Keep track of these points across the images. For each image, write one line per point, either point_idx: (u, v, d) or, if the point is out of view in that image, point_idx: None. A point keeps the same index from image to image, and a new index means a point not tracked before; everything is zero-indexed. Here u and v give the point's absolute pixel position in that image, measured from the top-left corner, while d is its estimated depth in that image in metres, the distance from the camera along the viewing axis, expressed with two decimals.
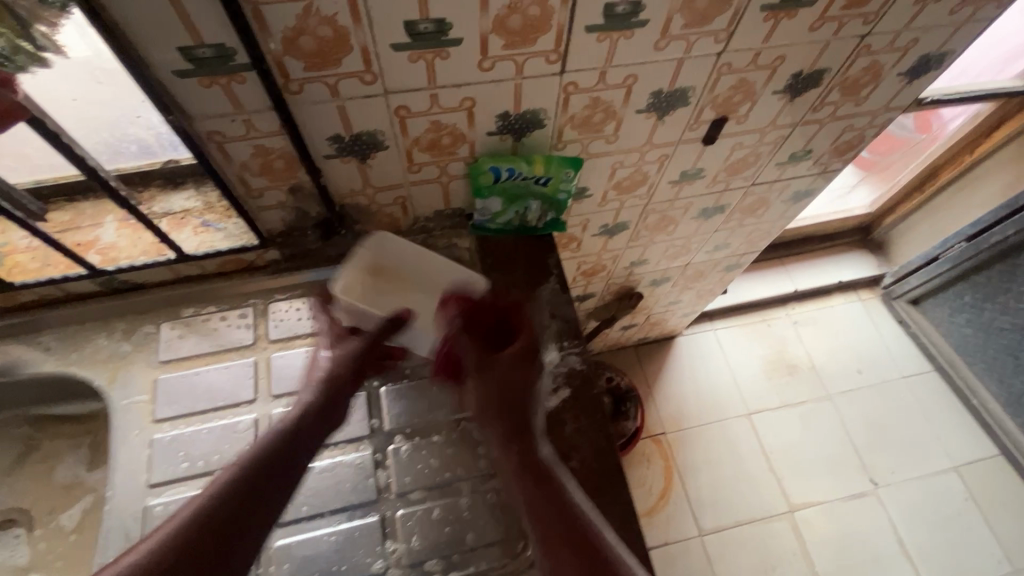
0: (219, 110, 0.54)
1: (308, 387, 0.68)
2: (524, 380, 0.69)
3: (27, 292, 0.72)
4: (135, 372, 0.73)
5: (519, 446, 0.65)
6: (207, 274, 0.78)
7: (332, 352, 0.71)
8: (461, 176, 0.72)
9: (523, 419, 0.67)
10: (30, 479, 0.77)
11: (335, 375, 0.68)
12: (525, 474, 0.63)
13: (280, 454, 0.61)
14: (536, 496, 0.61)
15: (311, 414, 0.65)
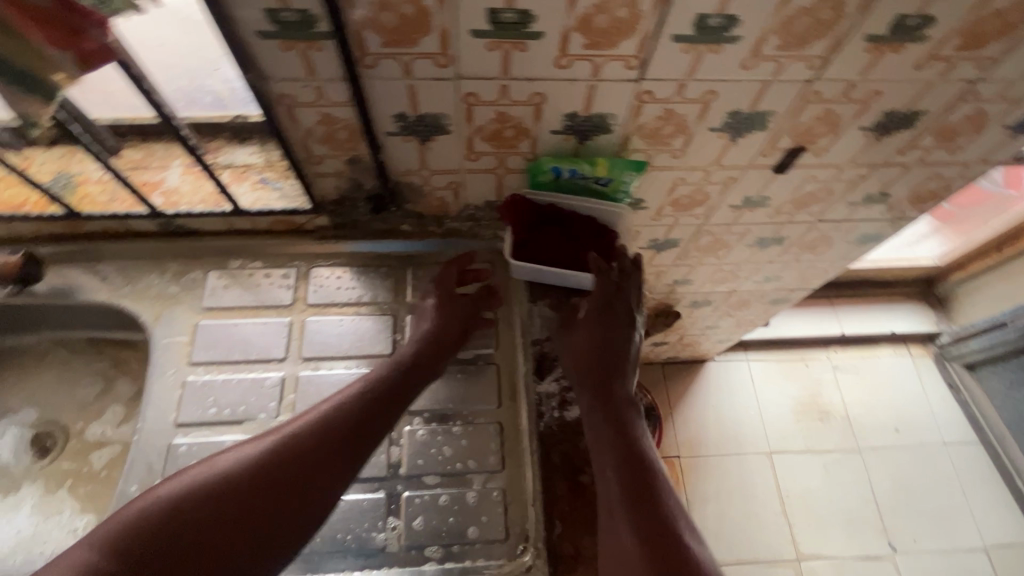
0: (295, 74, 0.55)
1: (407, 343, 0.72)
2: (617, 346, 0.73)
3: (93, 223, 0.76)
4: (178, 313, 0.76)
5: (603, 405, 0.69)
6: (257, 230, 0.80)
7: (436, 309, 0.74)
8: (518, 170, 0.71)
9: (609, 380, 0.71)
10: (71, 398, 0.82)
11: (434, 336, 0.72)
12: (604, 432, 0.67)
13: (376, 399, 0.65)
14: (610, 458, 0.65)
15: (410, 370, 0.69)
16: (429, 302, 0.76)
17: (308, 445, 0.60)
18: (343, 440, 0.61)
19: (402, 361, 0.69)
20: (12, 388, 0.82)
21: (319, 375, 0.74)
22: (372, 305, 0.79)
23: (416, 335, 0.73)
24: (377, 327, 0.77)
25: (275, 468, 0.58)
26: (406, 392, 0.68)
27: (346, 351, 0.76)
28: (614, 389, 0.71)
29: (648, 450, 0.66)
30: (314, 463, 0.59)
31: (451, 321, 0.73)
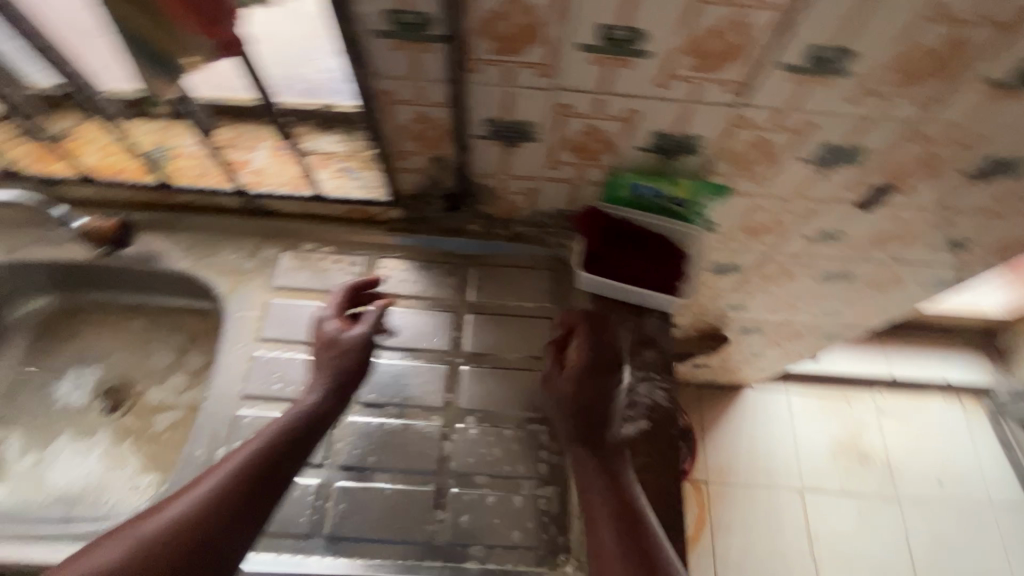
0: (401, 72, 0.56)
1: (312, 385, 0.67)
2: (603, 406, 0.67)
3: (184, 195, 0.81)
4: (252, 289, 0.79)
5: (590, 478, 0.62)
6: (333, 217, 0.83)
7: (341, 339, 0.69)
8: (595, 183, 0.71)
9: (594, 452, 0.64)
10: (141, 358, 0.86)
11: (341, 375, 0.67)
12: (594, 512, 0.60)
13: (285, 437, 0.61)
14: (606, 542, 0.57)
15: (319, 411, 0.64)
16: (325, 336, 0.70)
17: (212, 499, 0.54)
18: (254, 482, 0.57)
19: (306, 404, 0.65)
20: (88, 342, 0.87)
21: (379, 364, 0.75)
22: (434, 300, 0.80)
23: (317, 377, 0.67)
24: (437, 323, 0.78)
25: (176, 530, 0.51)
26: (312, 432, 0.63)
27: (406, 342, 0.77)
28: (600, 460, 0.64)
29: (646, 527, 0.58)
30: (217, 515, 0.53)
31: (352, 359, 0.69)
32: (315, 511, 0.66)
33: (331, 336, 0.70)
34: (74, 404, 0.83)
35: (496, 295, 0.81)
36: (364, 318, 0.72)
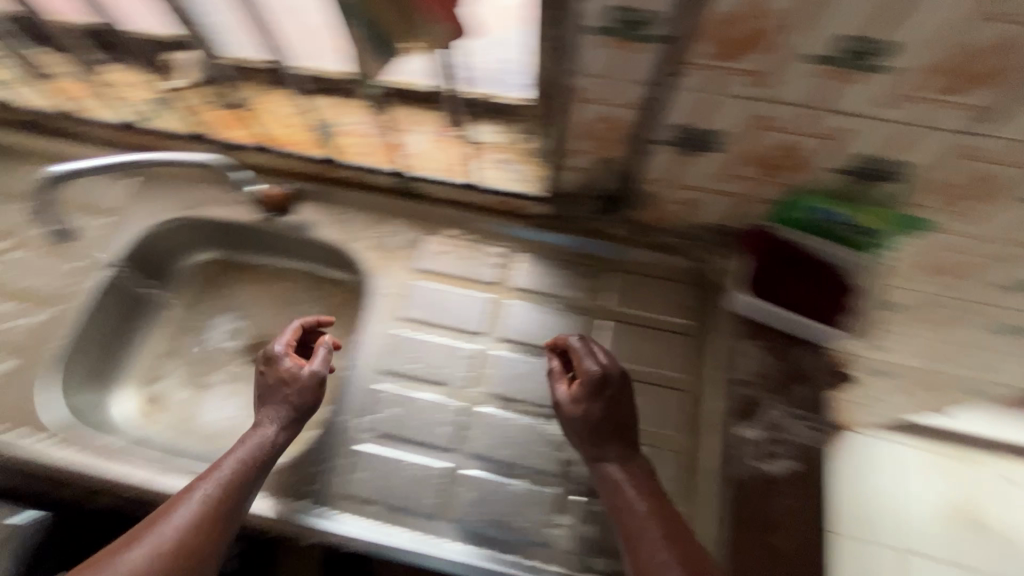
0: (604, 71, 0.55)
1: (266, 418, 0.66)
2: (621, 427, 0.64)
3: (346, 171, 0.85)
4: (396, 269, 0.83)
5: (619, 496, 0.60)
6: (478, 207, 0.85)
7: (296, 377, 0.68)
8: (766, 200, 0.67)
9: (616, 473, 0.62)
10: (282, 318, 0.92)
11: (295, 412, 0.67)
12: (629, 531, 0.58)
13: (252, 462, 0.62)
14: (647, 559, 0.55)
15: (278, 443, 0.64)
16: (280, 369, 0.68)
17: (206, 508, 0.57)
18: (224, 514, 0.58)
19: (265, 435, 0.64)
20: (239, 297, 0.93)
21: (511, 357, 0.77)
22: (568, 301, 0.81)
23: (271, 409, 0.67)
24: (569, 323, 0.79)
25: (183, 539, 0.54)
26: (269, 459, 0.64)
27: (538, 340, 0.78)
28: (624, 477, 0.62)
29: (685, 538, 0.57)
30: (218, 519, 0.57)
31: (306, 396, 0.68)
32: (443, 496, 0.68)
33: (288, 371, 0.68)
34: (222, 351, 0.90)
35: (632, 302, 0.80)
36: (319, 353, 0.71)
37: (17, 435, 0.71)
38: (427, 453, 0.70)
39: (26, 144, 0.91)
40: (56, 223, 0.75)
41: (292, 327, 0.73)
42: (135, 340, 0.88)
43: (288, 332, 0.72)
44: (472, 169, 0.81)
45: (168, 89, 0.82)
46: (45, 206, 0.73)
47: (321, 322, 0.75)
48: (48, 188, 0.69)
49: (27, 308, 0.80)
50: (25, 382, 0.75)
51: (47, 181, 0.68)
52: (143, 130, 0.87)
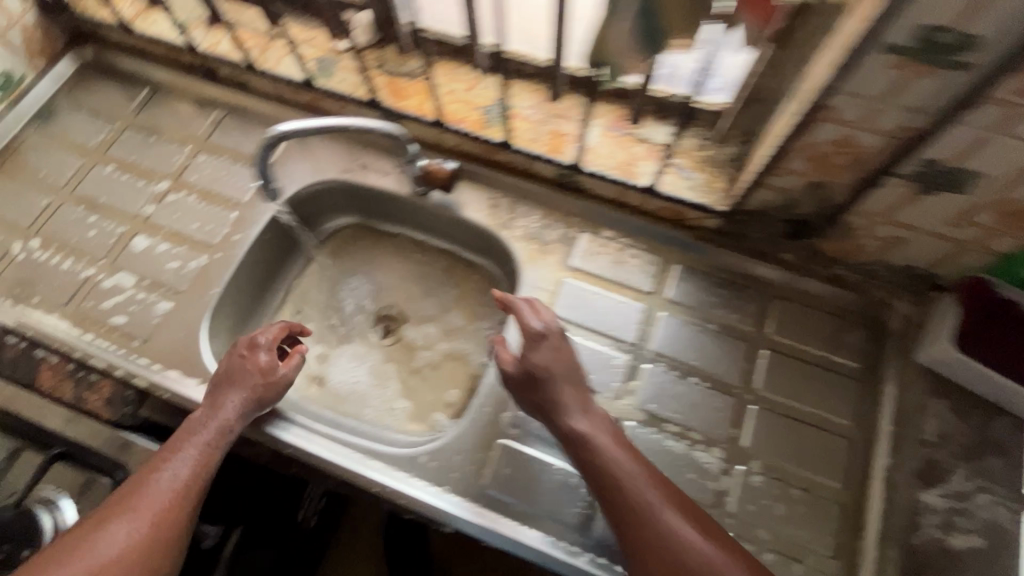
0: (878, 92, 0.50)
1: (225, 403, 0.68)
2: (569, 385, 0.64)
3: (508, 155, 0.81)
4: (549, 263, 0.80)
5: (587, 447, 0.60)
6: (636, 209, 0.81)
7: (258, 365, 0.70)
8: (996, 253, 0.61)
9: (580, 429, 0.61)
10: (413, 292, 0.92)
11: (257, 404, 0.69)
12: (604, 483, 0.58)
13: (216, 445, 0.65)
14: (625, 508, 0.56)
15: (236, 425, 0.67)
16: (257, 362, 0.70)
17: (185, 479, 0.62)
18: (193, 489, 0.62)
19: (226, 418, 0.67)
20: (373, 267, 0.93)
21: (662, 374, 0.73)
22: (727, 326, 0.76)
23: (237, 393, 0.68)
24: (728, 349, 0.74)
25: (164, 507, 0.59)
26: (229, 442, 0.67)
27: (692, 361, 0.74)
28: (589, 428, 0.61)
29: (654, 479, 0.58)
30: (195, 486, 0.62)
31: (275, 391, 0.70)
32: (587, 507, 0.66)
33: (264, 365, 0.70)
34: (356, 318, 0.91)
35: (797, 336, 0.75)
36: (294, 357, 0.74)
37: (177, 375, 0.73)
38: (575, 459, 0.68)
39: (198, 90, 0.94)
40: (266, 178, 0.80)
41: (280, 325, 0.74)
42: (276, 295, 0.90)
43: (273, 328, 0.73)
44: (644, 169, 0.76)
45: (346, 49, 0.86)
46: (263, 164, 0.77)
47: (303, 331, 0.76)
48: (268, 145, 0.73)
49: (187, 250, 0.82)
50: (183, 325, 0.77)
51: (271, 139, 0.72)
52: (308, 89, 0.87)
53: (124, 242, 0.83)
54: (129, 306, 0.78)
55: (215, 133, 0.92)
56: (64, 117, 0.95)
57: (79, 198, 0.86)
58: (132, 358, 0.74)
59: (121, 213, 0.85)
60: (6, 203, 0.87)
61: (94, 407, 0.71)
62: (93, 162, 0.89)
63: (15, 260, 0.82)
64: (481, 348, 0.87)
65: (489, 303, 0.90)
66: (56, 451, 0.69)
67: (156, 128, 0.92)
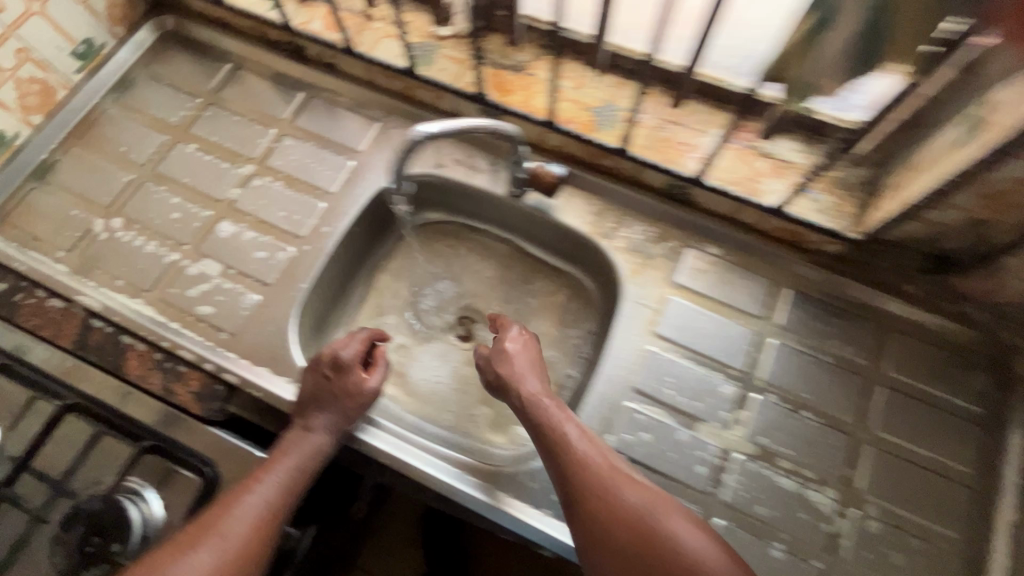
0: None
1: (316, 423, 0.67)
2: (529, 364, 0.70)
3: (617, 160, 0.76)
4: (654, 279, 0.76)
5: (533, 408, 0.65)
6: (752, 228, 0.77)
7: (358, 386, 0.69)
8: None
9: (534, 395, 0.66)
10: (495, 293, 0.87)
11: (348, 424, 0.68)
12: (551, 439, 0.62)
13: (308, 468, 0.64)
14: (569, 461, 0.60)
15: (330, 448, 0.66)
16: (348, 381, 0.68)
17: (278, 500, 0.61)
18: (287, 511, 0.61)
19: (319, 440, 0.66)
20: (454, 265, 0.89)
21: (773, 406, 0.69)
22: (842, 359, 0.72)
23: (329, 415, 0.67)
24: (843, 383, 0.70)
25: (258, 527, 0.58)
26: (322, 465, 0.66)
27: (805, 393, 0.70)
28: (540, 392, 0.66)
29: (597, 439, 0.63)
30: (285, 508, 0.61)
31: (364, 411, 0.69)
32: None
33: (354, 384, 0.69)
34: (436, 318, 0.88)
35: (917, 374, 0.71)
36: (379, 370, 0.72)
37: (267, 372, 0.71)
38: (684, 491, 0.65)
39: (284, 70, 0.90)
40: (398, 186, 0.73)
41: (361, 338, 0.73)
42: (356, 289, 0.86)
43: (356, 342, 0.72)
44: (768, 186, 0.72)
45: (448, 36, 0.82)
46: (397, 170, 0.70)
47: (382, 336, 0.75)
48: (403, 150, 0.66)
49: (275, 240, 0.79)
50: (273, 318, 0.74)
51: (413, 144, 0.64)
52: (403, 76, 0.82)
53: (209, 226, 0.80)
54: (215, 296, 0.75)
55: (301, 116, 0.88)
56: (143, 89, 0.91)
57: (162, 177, 0.83)
58: (220, 351, 0.72)
59: (205, 196, 0.82)
60: (86, 178, 0.84)
61: (183, 402, 0.69)
62: (176, 140, 0.86)
63: (95, 239, 0.79)
64: (566, 360, 0.83)
65: (575, 312, 0.85)
66: (145, 444, 0.65)
67: (240, 108, 0.89)
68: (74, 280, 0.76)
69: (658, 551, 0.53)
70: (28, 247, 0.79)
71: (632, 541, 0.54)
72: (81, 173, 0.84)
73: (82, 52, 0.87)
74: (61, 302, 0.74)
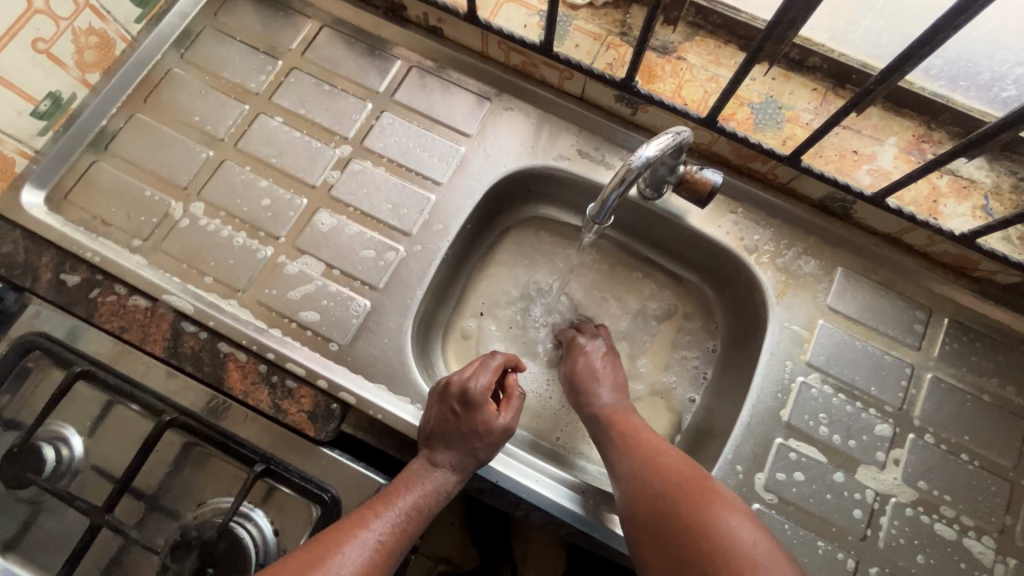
0: None
1: (443, 460, 0.60)
2: (601, 371, 0.70)
3: (775, 166, 0.68)
4: (804, 301, 0.70)
5: (602, 415, 0.67)
6: (915, 249, 0.70)
7: (491, 428, 0.62)
8: None
9: (598, 402, 0.68)
10: (609, 301, 0.80)
11: (475, 464, 0.62)
12: (612, 439, 0.64)
13: (426, 509, 0.58)
14: (620, 456, 0.62)
15: (449, 493, 0.60)
16: (476, 419, 0.61)
17: (389, 538, 0.55)
18: (396, 549, 0.55)
19: (440, 482, 0.60)
20: (565, 270, 0.81)
21: (929, 449, 0.65)
22: (1003, 401, 0.67)
23: (456, 453, 0.60)
24: (1004, 428, 0.66)
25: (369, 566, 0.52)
26: (440, 504, 0.60)
27: (963, 436, 0.66)
28: (608, 399, 0.68)
29: (656, 435, 0.63)
30: (395, 552, 0.55)
31: (493, 450, 0.63)
32: None
33: (485, 422, 0.61)
34: (543, 326, 0.79)
35: None
36: (511, 403, 0.65)
37: (384, 391, 0.65)
38: (841, 535, 0.63)
39: (377, 31, 0.79)
40: (598, 222, 0.61)
41: (492, 367, 0.65)
42: (459, 289, 0.79)
43: (487, 371, 0.64)
44: (949, 208, 0.65)
45: (582, 6, 0.71)
46: (602, 206, 0.59)
47: (515, 365, 0.67)
48: (615, 190, 0.56)
49: (382, 237, 0.70)
50: (388, 327, 0.67)
51: (631, 178, 0.54)
52: (525, 50, 0.71)
53: (306, 217, 0.71)
54: (319, 300, 0.68)
55: (400, 88, 0.76)
56: (209, 43, 0.78)
57: (245, 156, 0.73)
58: (330, 364, 0.65)
59: (296, 181, 0.72)
60: (154, 151, 0.73)
61: (296, 422, 0.62)
62: (257, 111, 0.75)
63: (177, 225, 0.70)
64: (687, 380, 0.77)
65: (697, 327, 0.79)
66: (259, 469, 0.58)
67: (328, 75, 0.77)
68: (158, 275, 0.68)
69: (693, 530, 0.52)
70: (97, 232, 0.70)
71: (661, 526, 0.54)
72: (147, 146, 0.73)
73: None
74: (145, 300, 0.66)
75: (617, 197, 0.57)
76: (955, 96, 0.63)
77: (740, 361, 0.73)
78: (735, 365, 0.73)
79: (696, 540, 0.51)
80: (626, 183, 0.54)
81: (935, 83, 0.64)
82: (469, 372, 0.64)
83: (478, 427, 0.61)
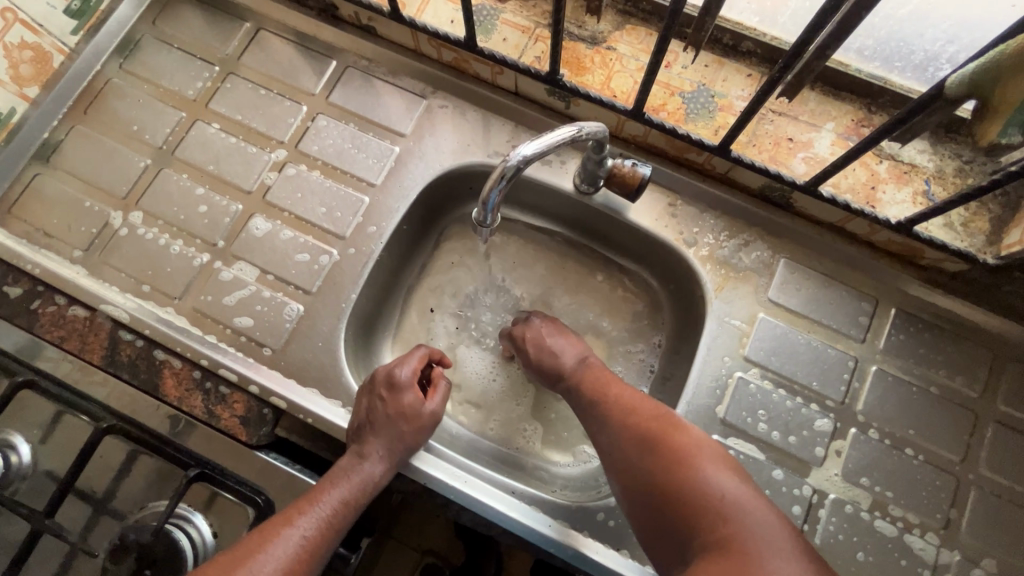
0: None
1: (371, 451, 0.61)
2: (555, 342, 0.69)
3: (709, 157, 0.66)
4: (743, 294, 0.68)
5: (574, 384, 0.66)
6: (859, 238, 0.68)
7: (419, 414, 0.64)
8: None
9: (570, 374, 0.66)
10: (556, 297, 0.80)
11: (404, 450, 0.63)
12: (590, 404, 0.63)
13: (355, 500, 0.59)
14: (599, 422, 0.61)
15: (380, 483, 0.61)
16: (403, 402, 0.63)
17: (314, 533, 0.55)
18: (323, 544, 0.55)
19: (371, 473, 0.60)
20: (511, 267, 0.81)
21: (871, 443, 0.64)
22: (951, 392, 0.64)
23: (384, 441, 0.61)
24: (951, 420, 0.64)
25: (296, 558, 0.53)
26: (370, 496, 0.60)
27: (908, 430, 0.64)
28: (574, 364, 0.67)
29: (630, 393, 0.61)
30: (322, 546, 0.55)
31: (423, 436, 0.64)
32: None
33: (411, 407, 0.63)
34: (488, 324, 0.79)
35: None
36: (438, 390, 0.67)
37: (315, 396, 0.66)
38: None
39: (313, 32, 0.78)
40: (485, 226, 0.59)
41: (418, 354, 0.67)
42: (403, 289, 0.79)
43: (412, 359, 0.67)
44: (887, 195, 0.63)
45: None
46: (484, 206, 0.56)
47: (440, 358, 0.70)
48: (505, 184, 0.54)
49: (316, 241, 0.71)
50: (322, 330, 0.68)
51: (512, 173, 0.53)
52: (454, 48, 0.70)
53: (240, 222, 0.71)
54: (253, 305, 0.69)
55: (336, 89, 0.76)
56: (148, 51, 0.78)
57: (183, 163, 0.74)
58: (263, 369, 0.66)
59: (231, 186, 0.73)
60: (95, 161, 0.74)
61: (229, 427, 0.63)
62: (194, 117, 0.76)
63: (117, 234, 0.71)
64: (634, 376, 0.76)
65: (644, 321, 0.78)
66: (194, 473, 0.57)
67: (263, 78, 0.77)
68: (98, 285, 0.69)
69: (675, 491, 0.50)
70: (40, 244, 0.71)
71: (639, 488, 0.53)
72: (89, 157, 0.74)
73: (77, 8, 0.75)
74: (84, 310, 0.67)
75: (498, 194, 0.54)
76: (889, 74, 0.61)
77: (684, 357, 0.72)
78: (679, 361, 0.72)
79: (678, 499, 0.50)
80: (507, 179, 0.53)
81: (872, 63, 0.62)
82: (395, 363, 0.66)
83: (404, 413, 0.63)
